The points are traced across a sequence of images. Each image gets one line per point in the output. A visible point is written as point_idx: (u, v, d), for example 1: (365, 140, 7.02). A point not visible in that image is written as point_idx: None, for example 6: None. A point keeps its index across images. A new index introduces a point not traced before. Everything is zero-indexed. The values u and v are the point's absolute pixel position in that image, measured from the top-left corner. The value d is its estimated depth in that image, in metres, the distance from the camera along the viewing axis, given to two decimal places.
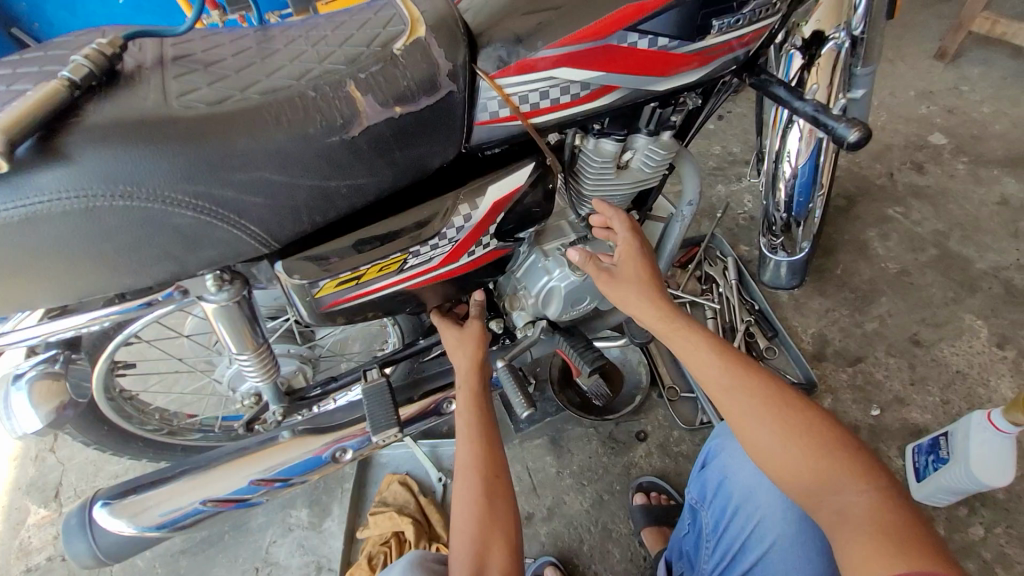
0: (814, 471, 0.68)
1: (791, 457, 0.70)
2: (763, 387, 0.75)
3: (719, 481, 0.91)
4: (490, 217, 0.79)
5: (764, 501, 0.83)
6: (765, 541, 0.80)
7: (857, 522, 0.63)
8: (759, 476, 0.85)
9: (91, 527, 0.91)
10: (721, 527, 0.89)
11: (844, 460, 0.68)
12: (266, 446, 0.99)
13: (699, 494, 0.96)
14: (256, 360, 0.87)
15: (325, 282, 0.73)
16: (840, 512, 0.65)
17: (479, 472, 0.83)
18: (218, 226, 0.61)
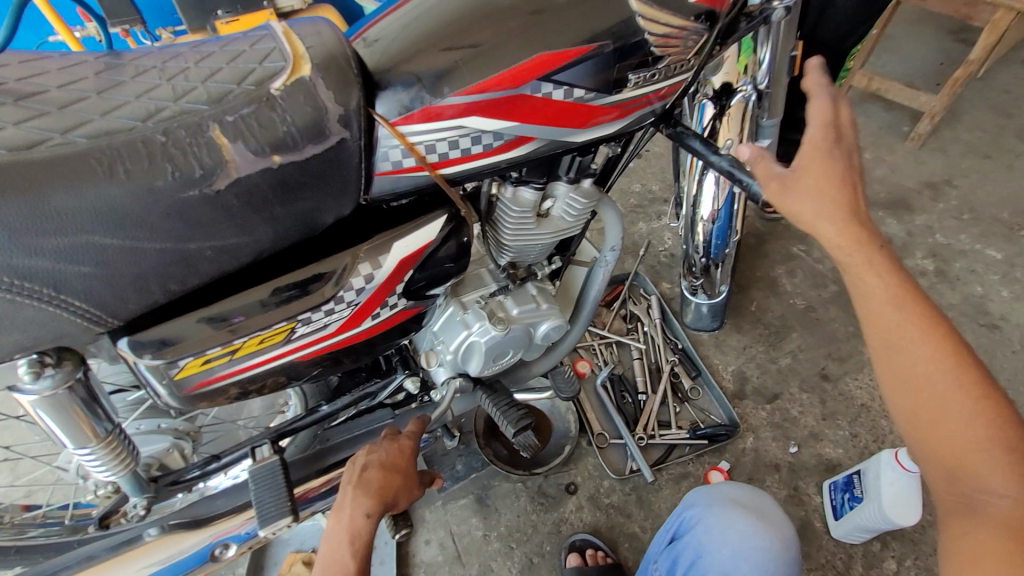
0: (970, 448, 0.58)
1: (951, 426, 0.59)
2: (948, 338, 0.61)
3: (694, 559, 0.87)
4: (396, 275, 0.70)
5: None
6: None
7: (984, 515, 0.56)
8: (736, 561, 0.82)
9: None
10: None
11: (1006, 455, 0.57)
12: (121, 551, 0.83)
13: (669, 570, 0.92)
14: (102, 451, 0.70)
15: (187, 361, 0.60)
16: (978, 515, 0.56)
17: None
18: (25, 304, 0.49)
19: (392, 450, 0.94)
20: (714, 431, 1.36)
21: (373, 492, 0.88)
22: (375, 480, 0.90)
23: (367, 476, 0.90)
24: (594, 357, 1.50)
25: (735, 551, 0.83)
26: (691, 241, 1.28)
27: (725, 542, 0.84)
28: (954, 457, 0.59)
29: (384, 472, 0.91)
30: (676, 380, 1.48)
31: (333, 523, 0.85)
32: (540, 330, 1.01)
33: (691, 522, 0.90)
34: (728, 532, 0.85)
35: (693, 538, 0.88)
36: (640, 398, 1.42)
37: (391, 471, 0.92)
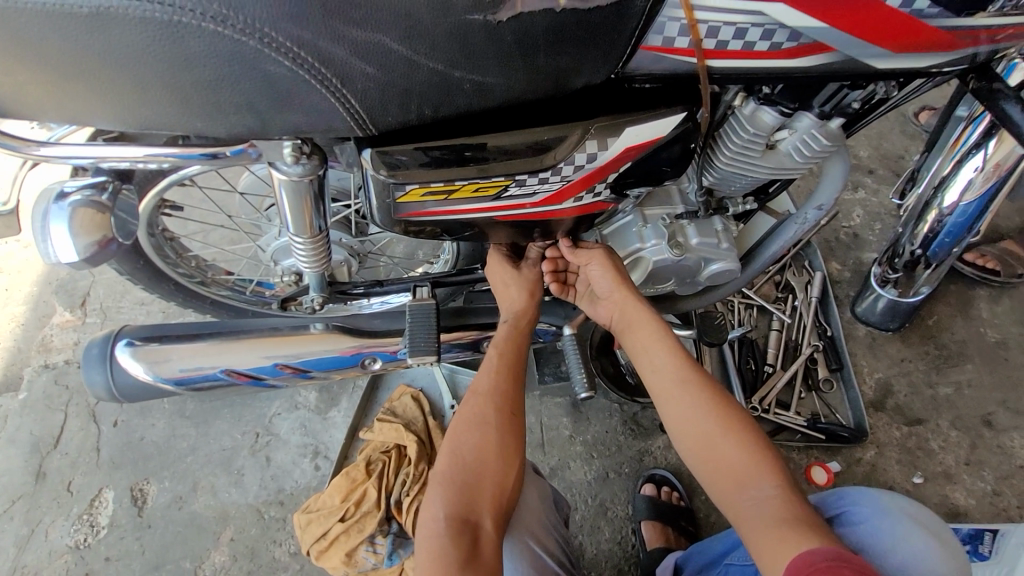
0: (738, 466, 0.72)
1: (697, 421, 0.76)
2: None
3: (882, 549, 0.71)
4: (615, 163, 0.67)
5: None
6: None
7: (764, 508, 0.66)
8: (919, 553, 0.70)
9: (112, 364, 0.85)
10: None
11: (761, 457, 0.72)
12: (296, 333, 0.91)
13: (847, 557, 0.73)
14: (310, 245, 0.77)
15: (413, 188, 0.63)
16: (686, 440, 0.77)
17: (481, 397, 0.83)
18: (316, 90, 0.50)
19: (526, 267, 0.96)
20: (836, 427, 1.27)
21: (519, 302, 0.93)
22: (513, 293, 0.93)
23: (501, 286, 0.94)
24: (731, 315, 1.41)
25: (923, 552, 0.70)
26: (908, 230, 1.12)
27: (896, 552, 0.70)
28: (716, 459, 0.73)
29: (516, 286, 0.93)
30: (812, 366, 1.37)
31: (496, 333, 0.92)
32: (711, 268, 0.95)
33: (860, 517, 0.75)
34: (910, 541, 0.71)
35: (852, 534, 0.74)
36: (766, 369, 1.34)
37: (522, 282, 0.93)
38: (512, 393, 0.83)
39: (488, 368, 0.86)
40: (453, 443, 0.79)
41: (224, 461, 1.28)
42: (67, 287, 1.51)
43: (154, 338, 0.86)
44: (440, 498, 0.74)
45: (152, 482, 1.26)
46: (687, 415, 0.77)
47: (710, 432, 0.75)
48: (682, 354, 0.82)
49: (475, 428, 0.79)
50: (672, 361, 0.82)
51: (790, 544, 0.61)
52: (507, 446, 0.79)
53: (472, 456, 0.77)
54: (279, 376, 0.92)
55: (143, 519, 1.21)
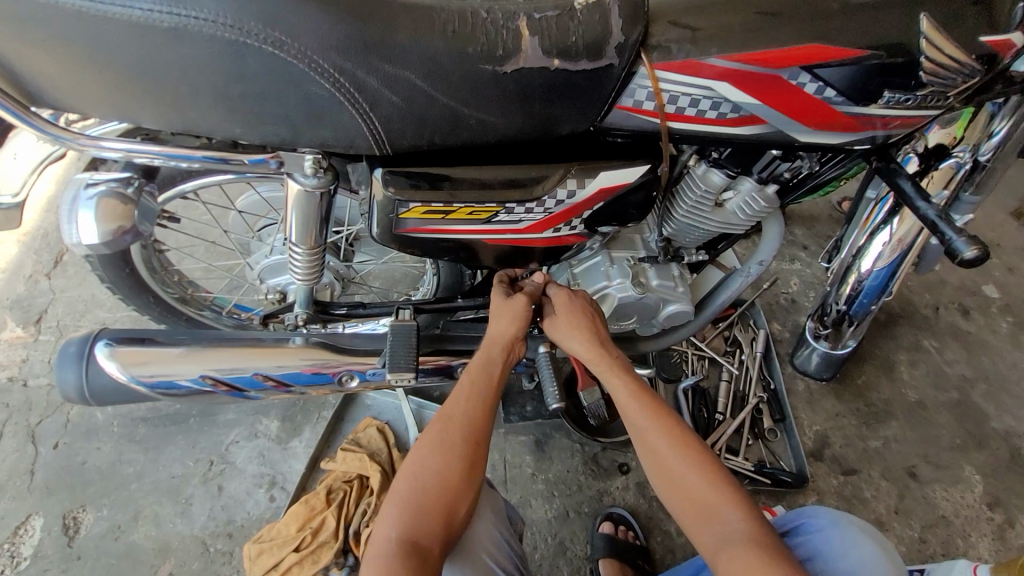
0: (711, 497, 0.74)
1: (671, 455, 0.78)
2: None
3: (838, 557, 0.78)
4: (590, 201, 0.78)
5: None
6: None
7: (737, 542, 0.69)
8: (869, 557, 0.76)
9: (88, 361, 0.84)
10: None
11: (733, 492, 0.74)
12: (277, 345, 0.94)
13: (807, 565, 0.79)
14: (306, 257, 0.82)
15: (414, 206, 0.71)
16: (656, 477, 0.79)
17: (451, 424, 0.82)
18: (348, 110, 0.59)
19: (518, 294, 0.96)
20: (779, 472, 1.36)
21: (506, 331, 0.93)
22: (502, 322, 0.93)
23: (496, 314, 0.95)
24: (686, 364, 1.52)
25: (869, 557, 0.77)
26: (835, 290, 1.28)
27: (847, 555, 0.77)
28: (690, 491, 0.76)
29: (505, 315, 0.94)
30: (758, 416, 1.47)
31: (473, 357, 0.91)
32: (667, 309, 1.05)
33: (817, 526, 0.83)
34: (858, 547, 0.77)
35: (807, 541, 0.81)
36: (716, 417, 1.43)
37: (510, 312, 0.93)
38: (481, 421, 0.83)
39: (461, 394, 0.85)
40: (412, 465, 0.79)
41: (172, 490, 1.22)
42: (23, 302, 1.47)
43: (134, 340, 0.87)
44: (394, 519, 0.74)
45: (88, 510, 1.18)
46: (658, 451, 0.79)
47: (677, 469, 0.77)
48: (645, 393, 0.86)
49: (437, 452, 0.79)
50: (637, 400, 0.85)
51: None
52: (468, 474, 0.79)
53: (431, 479, 0.77)
54: (256, 388, 0.93)
55: (73, 550, 1.13)
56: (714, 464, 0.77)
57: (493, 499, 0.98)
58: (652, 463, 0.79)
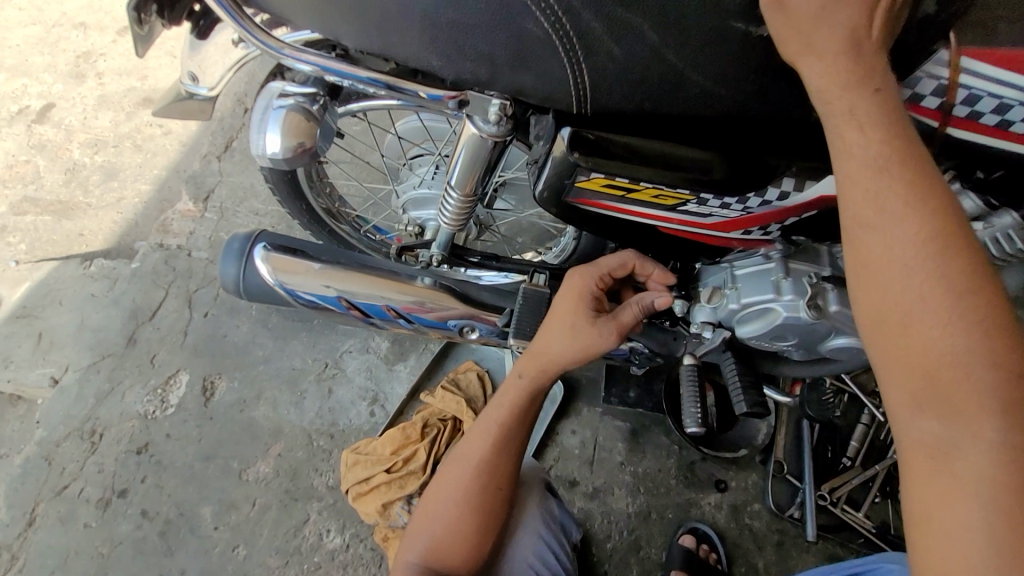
0: (949, 389, 0.46)
1: (952, 356, 0.46)
2: None
3: None
4: (802, 208, 0.65)
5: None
6: None
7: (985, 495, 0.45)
8: None
9: (247, 260, 0.90)
10: None
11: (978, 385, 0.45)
12: (410, 282, 0.93)
13: None
14: (460, 204, 0.77)
15: (596, 177, 0.62)
16: (911, 408, 0.48)
17: (473, 466, 0.89)
18: (558, 59, 0.53)
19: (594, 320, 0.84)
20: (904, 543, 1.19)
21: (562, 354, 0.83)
22: (560, 347, 0.84)
23: (556, 328, 0.84)
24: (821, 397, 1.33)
25: None
26: None
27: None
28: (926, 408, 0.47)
29: (573, 340, 0.83)
30: (894, 474, 1.26)
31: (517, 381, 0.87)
32: (836, 341, 0.90)
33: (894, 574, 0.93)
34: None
35: None
36: (843, 461, 1.25)
37: (571, 336, 0.83)
38: (499, 468, 0.89)
39: (486, 434, 0.89)
40: (433, 501, 0.90)
41: (291, 380, 1.33)
42: (197, 179, 1.62)
43: (287, 249, 0.90)
44: (415, 548, 0.88)
45: (223, 379, 1.32)
46: (939, 360, 0.46)
47: (955, 421, 0.46)
48: (963, 285, 0.46)
49: (456, 496, 0.88)
50: (919, 264, 0.47)
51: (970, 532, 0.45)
52: (482, 517, 0.88)
53: (444, 522, 0.88)
54: (383, 317, 0.95)
55: (208, 410, 1.28)
56: (1005, 348, 0.45)
57: (545, 507, 1.02)
58: (914, 371, 0.47)
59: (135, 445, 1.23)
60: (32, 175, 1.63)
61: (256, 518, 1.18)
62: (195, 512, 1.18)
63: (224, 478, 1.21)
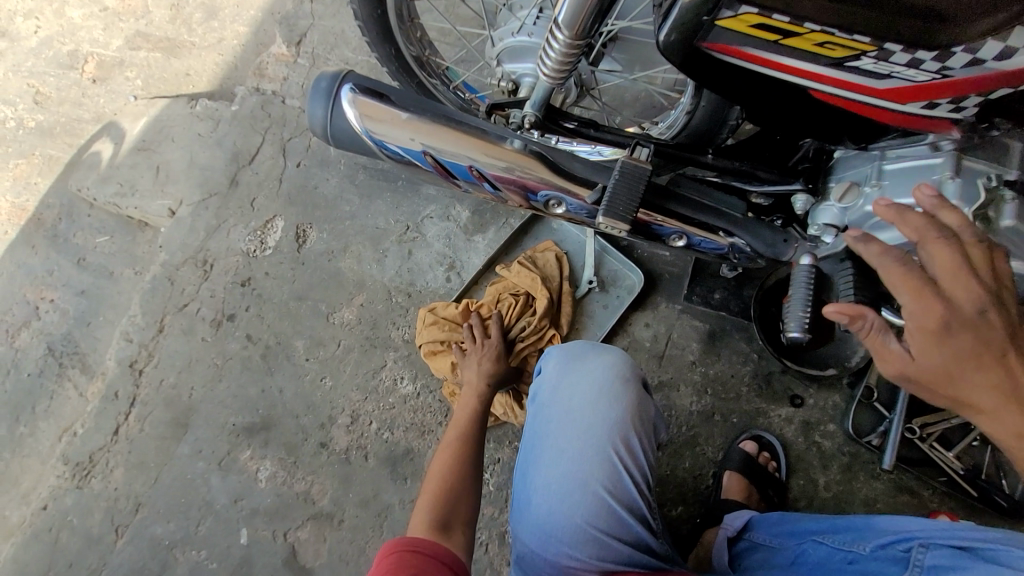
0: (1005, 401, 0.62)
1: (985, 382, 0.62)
2: None
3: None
4: (1008, 79, 0.54)
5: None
6: None
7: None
8: None
9: (334, 102, 0.85)
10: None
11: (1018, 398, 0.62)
12: (501, 144, 0.86)
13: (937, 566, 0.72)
14: (564, 48, 0.67)
15: (752, 15, 0.53)
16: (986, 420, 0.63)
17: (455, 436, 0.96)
18: None
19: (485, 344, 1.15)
20: (994, 492, 1.08)
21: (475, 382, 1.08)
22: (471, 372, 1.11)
23: (468, 363, 1.12)
24: None
25: None
26: None
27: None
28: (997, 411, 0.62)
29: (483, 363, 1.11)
30: None
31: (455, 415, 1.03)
32: None
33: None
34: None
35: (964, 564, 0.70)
36: None
37: (480, 358, 1.12)
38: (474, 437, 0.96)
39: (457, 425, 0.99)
40: (437, 470, 0.88)
41: (374, 238, 1.37)
42: (289, 22, 1.57)
43: (375, 93, 0.85)
44: (428, 507, 0.80)
45: (313, 228, 1.39)
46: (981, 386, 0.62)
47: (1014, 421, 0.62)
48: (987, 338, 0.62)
49: (452, 458, 0.91)
50: (965, 329, 0.61)
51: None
52: (472, 474, 0.88)
53: (443, 482, 0.85)
54: (467, 180, 0.90)
55: (300, 255, 1.36)
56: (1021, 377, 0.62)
57: (642, 405, 0.82)
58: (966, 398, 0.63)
59: (239, 278, 1.35)
60: (142, 9, 1.65)
61: (339, 357, 1.29)
62: (289, 343, 1.31)
63: (313, 318, 1.32)
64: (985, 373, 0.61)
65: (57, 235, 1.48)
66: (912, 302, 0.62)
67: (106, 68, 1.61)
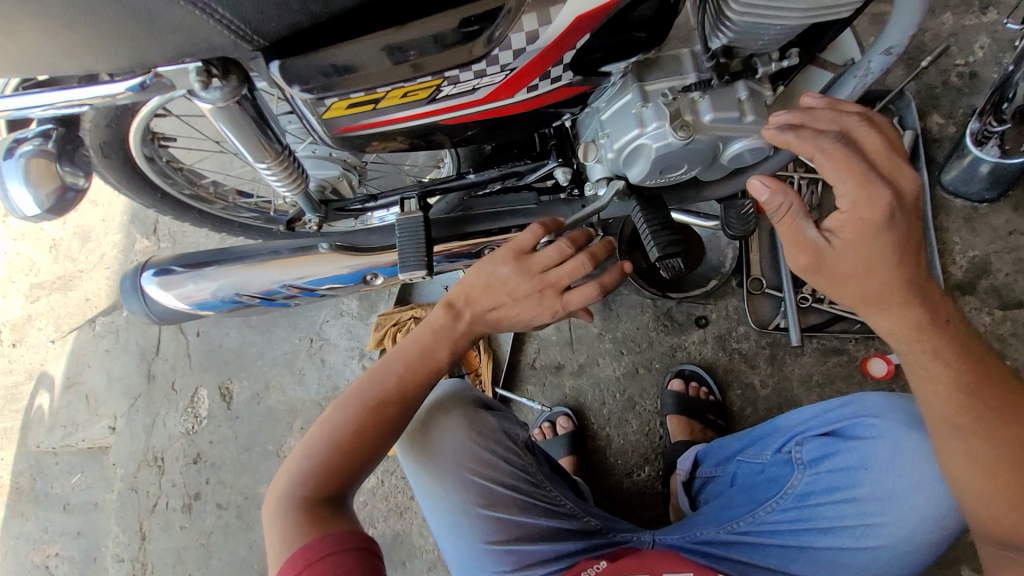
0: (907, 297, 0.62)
1: (904, 279, 0.62)
2: None
3: (855, 464, 0.76)
4: (571, 37, 0.55)
5: (893, 514, 0.73)
6: (886, 473, 0.73)
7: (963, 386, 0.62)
8: (914, 478, 0.71)
9: (143, 293, 0.93)
10: (844, 472, 0.77)
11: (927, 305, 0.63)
12: (300, 254, 0.94)
13: (815, 457, 0.80)
14: (278, 167, 0.73)
15: (334, 102, 0.57)
16: (886, 316, 0.63)
17: (355, 421, 0.71)
18: (178, 8, 0.45)
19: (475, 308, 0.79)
20: None
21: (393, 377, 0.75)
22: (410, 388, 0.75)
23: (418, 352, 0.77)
24: None
25: (914, 482, 0.71)
26: None
27: (911, 470, 0.71)
28: (890, 303, 0.62)
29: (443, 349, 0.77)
30: None
31: (355, 389, 0.74)
32: (732, 148, 0.81)
33: (879, 432, 0.74)
34: (923, 466, 0.70)
35: (848, 450, 0.77)
36: None
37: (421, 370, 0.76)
38: (389, 430, 0.73)
39: (360, 393, 0.73)
40: (315, 441, 0.71)
41: (287, 363, 1.45)
42: (140, 215, 1.68)
43: (173, 268, 0.93)
44: (307, 467, 0.69)
45: (234, 382, 1.46)
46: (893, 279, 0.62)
47: (924, 321, 0.62)
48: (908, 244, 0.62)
49: (341, 434, 0.71)
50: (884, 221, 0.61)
51: (958, 408, 0.62)
52: (350, 469, 0.70)
53: (311, 477, 0.69)
54: (288, 296, 0.97)
55: (233, 410, 1.44)
56: (936, 293, 0.63)
57: (482, 420, 0.84)
58: (873, 287, 0.62)
59: (190, 457, 1.43)
60: (27, 265, 1.68)
61: None
62: (256, 493, 1.37)
63: (267, 460, 1.39)
64: (898, 272, 0.62)
65: (38, 495, 1.51)
66: (854, 190, 0.61)
67: (20, 328, 1.64)
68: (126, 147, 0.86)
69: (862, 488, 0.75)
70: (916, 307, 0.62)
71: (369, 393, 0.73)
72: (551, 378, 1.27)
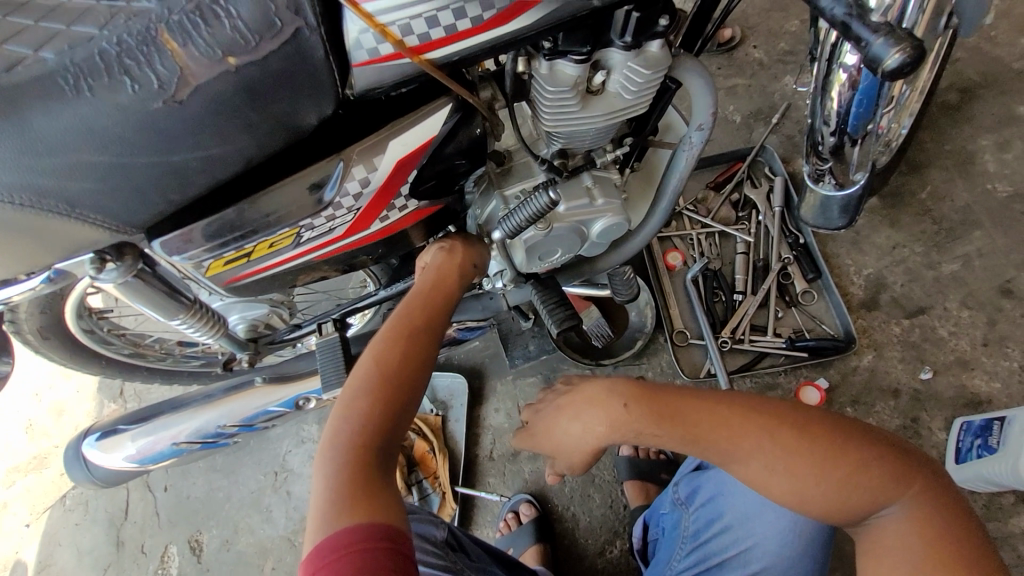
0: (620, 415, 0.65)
1: (605, 401, 0.67)
2: None
3: (716, 494, 0.85)
4: (398, 175, 0.67)
5: (759, 531, 0.79)
6: (740, 498, 0.82)
7: (736, 456, 0.60)
8: (757, 497, 0.79)
9: (86, 460, 0.99)
10: (713, 505, 0.85)
11: (643, 401, 0.65)
12: (233, 393, 1.01)
13: (691, 495, 0.89)
14: (195, 321, 0.82)
15: (211, 262, 0.69)
16: (622, 428, 0.65)
17: (374, 387, 0.64)
18: (65, 220, 0.58)
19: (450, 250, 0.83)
20: (821, 343, 1.16)
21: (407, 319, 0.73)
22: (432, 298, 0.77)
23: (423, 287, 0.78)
24: (688, 248, 1.32)
25: (756, 498, 0.80)
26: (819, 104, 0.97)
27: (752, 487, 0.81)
28: (609, 429, 0.66)
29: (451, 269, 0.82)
30: (786, 281, 1.25)
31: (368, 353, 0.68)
32: (595, 227, 0.91)
33: None
34: None
35: (709, 481, 0.87)
36: (735, 298, 1.24)
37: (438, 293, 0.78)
38: (406, 404, 0.64)
39: (372, 362, 0.67)
40: (344, 420, 0.62)
41: (254, 502, 1.44)
42: (106, 380, 1.74)
43: (112, 430, 0.99)
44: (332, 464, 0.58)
45: (203, 532, 1.44)
46: (600, 403, 0.67)
47: (667, 420, 0.63)
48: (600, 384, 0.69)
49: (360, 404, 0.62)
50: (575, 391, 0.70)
51: (750, 471, 0.59)
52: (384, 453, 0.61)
53: (333, 473, 0.57)
54: (225, 435, 1.02)
55: (203, 563, 1.41)
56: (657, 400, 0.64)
57: None
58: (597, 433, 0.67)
59: None
60: None
61: None
62: None
63: None
64: (597, 393, 0.68)
65: None
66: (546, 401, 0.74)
67: None
68: (64, 324, 0.95)
69: (728, 516, 0.82)
70: (628, 407, 0.64)
71: (404, 349, 0.69)
72: (509, 466, 1.27)
